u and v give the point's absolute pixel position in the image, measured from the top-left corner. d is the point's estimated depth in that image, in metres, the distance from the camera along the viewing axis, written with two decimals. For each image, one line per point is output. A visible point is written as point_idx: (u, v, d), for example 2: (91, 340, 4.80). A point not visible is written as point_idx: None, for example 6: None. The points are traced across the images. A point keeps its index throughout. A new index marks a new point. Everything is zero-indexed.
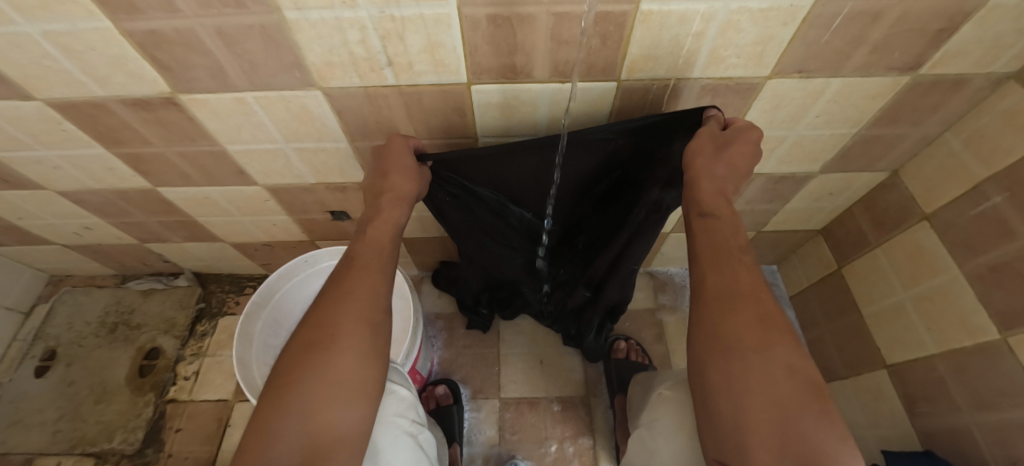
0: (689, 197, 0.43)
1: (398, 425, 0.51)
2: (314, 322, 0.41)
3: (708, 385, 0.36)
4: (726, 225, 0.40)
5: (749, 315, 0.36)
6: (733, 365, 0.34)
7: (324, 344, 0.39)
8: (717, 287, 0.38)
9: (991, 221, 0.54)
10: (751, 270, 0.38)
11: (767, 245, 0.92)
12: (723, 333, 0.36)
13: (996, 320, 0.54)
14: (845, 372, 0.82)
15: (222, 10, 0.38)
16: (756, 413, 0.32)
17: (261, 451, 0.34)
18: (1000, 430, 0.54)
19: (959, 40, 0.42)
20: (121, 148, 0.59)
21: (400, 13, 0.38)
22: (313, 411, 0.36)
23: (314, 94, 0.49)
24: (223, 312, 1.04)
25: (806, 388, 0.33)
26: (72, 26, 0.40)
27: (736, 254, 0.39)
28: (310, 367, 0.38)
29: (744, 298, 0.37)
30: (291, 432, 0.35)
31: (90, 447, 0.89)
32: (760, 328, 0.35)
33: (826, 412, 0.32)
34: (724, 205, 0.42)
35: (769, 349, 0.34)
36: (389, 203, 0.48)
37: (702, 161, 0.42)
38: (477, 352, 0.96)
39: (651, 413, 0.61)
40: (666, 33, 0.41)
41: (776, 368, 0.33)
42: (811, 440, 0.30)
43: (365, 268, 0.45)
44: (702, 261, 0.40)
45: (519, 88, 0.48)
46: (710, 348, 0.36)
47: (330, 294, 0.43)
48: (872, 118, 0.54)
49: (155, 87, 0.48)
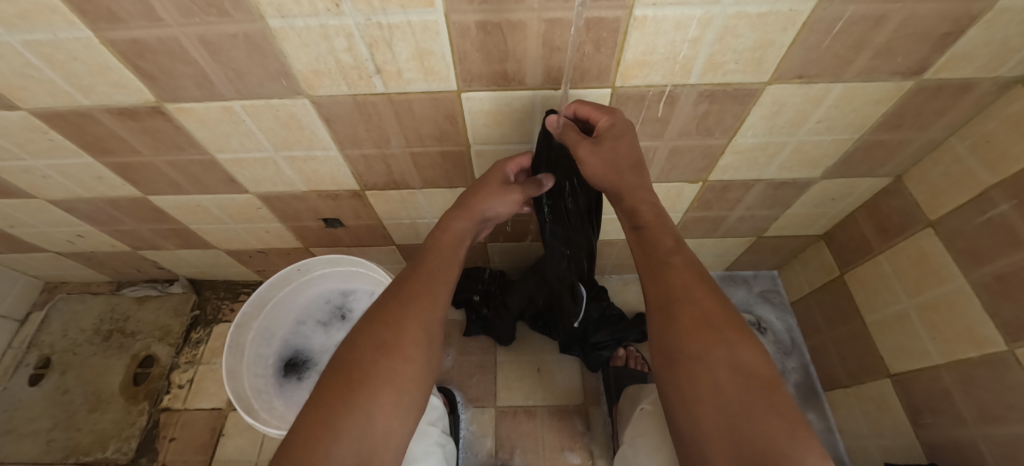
0: (625, 211, 0.45)
1: (431, 434, 0.63)
2: (380, 322, 0.40)
3: (667, 397, 0.36)
4: (660, 233, 0.42)
5: (689, 322, 0.37)
6: (679, 373, 0.35)
7: (394, 348, 0.39)
8: (655, 298, 0.39)
9: (998, 229, 0.52)
10: (687, 274, 0.39)
11: (768, 250, 0.90)
12: (668, 343, 0.37)
13: (1003, 331, 0.53)
14: (848, 380, 0.80)
15: (205, 18, 0.37)
16: (707, 417, 0.32)
17: (325, 450, 0.32)
18: (1007, 444, 0.53)
19: (966, 44, 0.41)
20: (110, 157, 0.58)
21: (387, 20, 0.37)
22: (375, 415, 0.36)
23: (302, 102, 0.48)
24: (218, 319, 1.03)
25: (752, 384, 0.33)
26: (53, 35, 0.39)
27: (670, 261, 0.40)
28: (379, 368, 0.37)
29: (683, 304, 0.38)
30: (353, 436, 0.34)
31: (85, 456, 0.89)
32: (696, 332, 0.36)
33: (774, 404, 0.31)
34: (656, 215, 0.43)
35: (708, 350, 0.35)
36: (466, 219, 0.49)
37: (635, 187, 0.44)
38: (474, 359, 0.95)
39: (635, 429, 0.64)
40: (661, 39, 0.40)
41: (718, 369, 0.34)
42: (759, 435, 0.30)
43: (429, 276, 0.45)
44: (644, 276, 0.41)
45: (511, 95, 0.47)
46: (662, 360, 0.37)
47: (397, 298, 0.42)
48: (875, 123, 0.53)
49: (141, 96, 0.47)
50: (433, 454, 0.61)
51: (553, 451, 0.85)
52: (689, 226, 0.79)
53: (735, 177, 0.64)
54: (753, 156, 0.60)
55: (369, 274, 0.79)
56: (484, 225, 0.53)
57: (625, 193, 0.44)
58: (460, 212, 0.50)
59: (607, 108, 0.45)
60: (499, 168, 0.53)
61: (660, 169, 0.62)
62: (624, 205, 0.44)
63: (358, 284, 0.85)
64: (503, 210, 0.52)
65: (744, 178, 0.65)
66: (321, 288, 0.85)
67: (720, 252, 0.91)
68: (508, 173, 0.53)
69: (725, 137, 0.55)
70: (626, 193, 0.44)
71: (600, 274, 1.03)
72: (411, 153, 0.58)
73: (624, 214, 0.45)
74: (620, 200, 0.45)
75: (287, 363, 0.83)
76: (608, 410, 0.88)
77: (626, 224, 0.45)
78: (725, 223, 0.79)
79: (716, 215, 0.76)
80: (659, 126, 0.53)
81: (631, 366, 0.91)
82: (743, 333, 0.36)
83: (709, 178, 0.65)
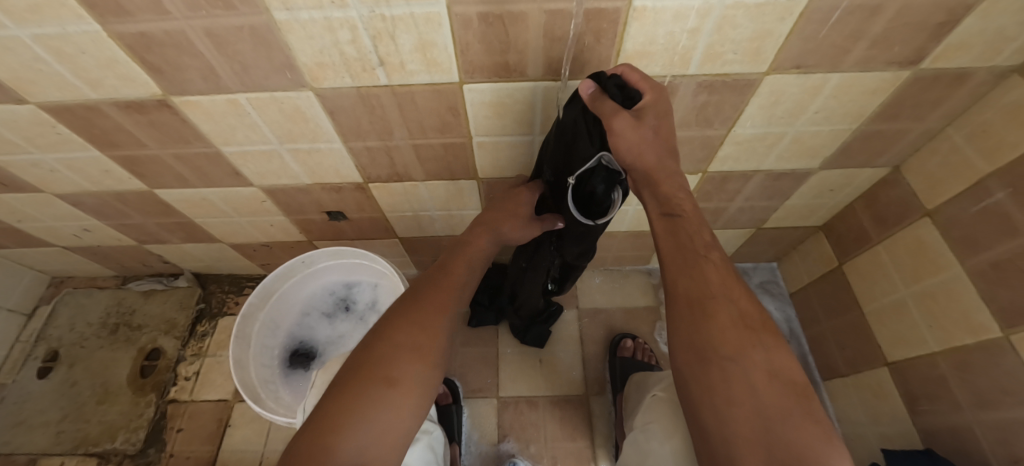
0: (660, 198, 0.41)
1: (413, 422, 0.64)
2: (420, 329, 0.41)
3: (692, 392, 0.36)
4: (697, 225, 0.41)
5: (725, 319, 0.36)
6: (711, 371, 0.35)
7: (424, 355, 0.40)
8: (688, 291, 0.38)
9: (994, 218, 0.53)
10: (723, 271, 0.39)
11: (767, 241, 0.91)
12: (700, 338, 0.36)
13: (998, 318, 0.53)
14: (846, 369, 0.81)
15: (211, 12, 0.38)
16: (738, 417, 0.32)
17: (351, 440, 0.34)
18: (1002, 429, 0.53)
19: (961, 33, 0.41)
20: (117, 150, 0.59)
21: (390, 12, 0.37)
22: (397, 415, 0.37)
23: (307, 95, 0.48)
24: (223, 312, 1.04)
25: (788, 388, 0.33)
26: (62, 29, 0.39)
27: (708, 255, 0.39)
28: (404, 369, 0.39)
29: (718, 302, 0.37)
30: (376, 431, 0.35)
31: (93, 447, 0.90)
32: (735, 331, 0.35)
33: (808, 412, 0.32)
34: (691, 208, 0.42)
35: (745, 351, 0.35)
36: (491, 239, 0.53)
37: (668, 172, 0.41)
38: (477, 351, 0.96)
39: (645, 416, 0.65)
40: (660, 29, 0.40)
41: (755, 373, 0.34)
42: (796, 442, 0.30)
43: (458, 282, 0.47)
44: (675, 268, 0.40)
45: (511, 86, 0.48)
46: (691, 355, 0.36)
47: (433, 305, 0.43)
48: (871, 113, 0.54)
49: (148, 89, 0.48)
50: (417, 441, 0.62)
51: (555, 440, 0.86)
52: None
53: (735, 168, 0.65)
54: (752, 147, 0.60)
55: (373, 267, 0.80)
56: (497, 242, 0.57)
57: (659, 177, 0.41)
58: (481, 229, 0.53)
59: (653, 83, 0.40)
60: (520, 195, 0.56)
61: None
62: (659, 190, 0.41)
63: (362, 276, 0.85)
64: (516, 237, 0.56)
65: (743, 168, 0.65)
66: (325, 280, 0.86)
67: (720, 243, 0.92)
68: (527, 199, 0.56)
69: (724, 127, 0.56)
70: (660, 176, 0.41)
71: (601, 266, 1.04)
72: (413, 145, 0.59)
73: (659, 199, 0.42)
74: (653, 184, 0.41)
75: (292, 354, 0.85)
76: (612, 400, 0.89)
77: (656, 210, 0.42)
78: (725, 215, 0.80)
79: (715, 206, 0.77)
80: None
81: (638, 358, 0.91)
82: (777, 338, 0.36)
83: (709, 169, 0.65)
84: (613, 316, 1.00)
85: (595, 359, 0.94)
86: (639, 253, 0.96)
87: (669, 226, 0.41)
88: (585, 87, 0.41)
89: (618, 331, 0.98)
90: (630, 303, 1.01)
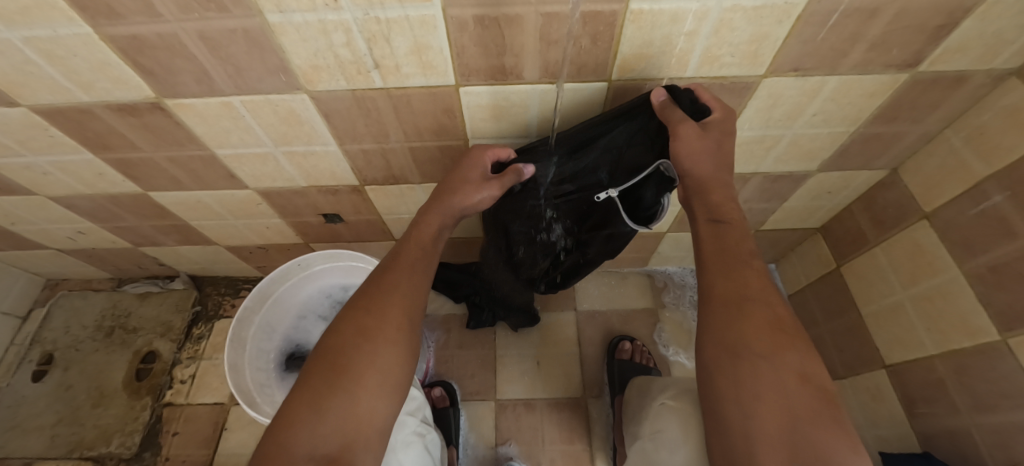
0: (708, 201, 0.41)
1: (409, 425, 0.63)
2: (364, 309, 0.41)
3: (718, 389, 0.35)
4: (742, 233, 0.40)
5: (763, 323, 0.35)
6: (740, 370, 0.34)
7: (373, 333, 0.39)
8: (725, 291, 0.37)
9: (991, 221, 0.53)
10: (765, 277, 0.38)
11: (765, 243, 0.91)
12: (731, 337, 0.35)
13: (996, 321, 0.53)
14: (843, 371, 0.81)
15: (204, 14, 0.37)
16: (764, 417, 0.32)
17: (307, 431, 0.33)
18: (1000, 433, 0.53)
19: (960, 36, 0.41)
20: (110, 153, 0.58)
21: (385, 15, 0.37)
22: (358, 397, 0.36)
23: (301, 98, 0.48)
24: (220, 314, 1.04)
25: (819, 395, 0.32)
26: (53, 32, 0.39)
27: (749, 260, 0.39)
28: (360, 353, 0.38)
29: (755, 305, 0.36)
30: (337, 420, 0.34)
31: (88, 451, 0.90)
32: (771, 334, 0.34)
33: (841, 422, 0.31)
34: (738, 214, 0.41)
35: (780, 356, 0.34)
36: (441, 216, 0.49)
37: (719, 181, 0.42)
38: (475, 353, 0.96)
39: (653, 424, 0.64)
40: (658, 32, 0.40)
41: (786, 376, 0.33)
42: (822, 447, 0.29)
43: (409, 267, 0.45)
44: (715, 268, 0.39)
45: (508, 89, 0.47)
46: (721, 352, 0.35)
47: (376, 286, 0.43)
48: (869, 116, 0.53)
49: (141, 92, 0.47)
50: (412, 444, 0.62)
51: (552, 443, 0.86)
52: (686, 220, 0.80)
53: (733, 170, 0.65)
54: (749, 150, 0.60)
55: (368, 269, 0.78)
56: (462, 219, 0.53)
57: (710, 185, 0.41)
58: (432, 207, 0.49)
59: (721, 104, 0.43)
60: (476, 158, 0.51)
61: None
62: (709, 195, 0.41)
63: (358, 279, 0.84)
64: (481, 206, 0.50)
65: (741, 171, 0.65)
66: (322, 283, 0.85)
67: None
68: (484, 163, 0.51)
69: None
70: (713, 184, 0.41)
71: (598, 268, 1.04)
72: (409, 148, 0.58)
73: (704, 202, 0.41)
74: (704, 191, 0.41)
75: (288, 358, 0.85)
76: (610, 403, 0.89)
77: (701, 212, 0.42)
78: None
79: None
80: None
81: (636, 360, 0.90)
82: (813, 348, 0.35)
83: None
84: (611, 319, 1.00)
85: (592, 362, 0.94)
86: (637, 255, 0.96)
87: (713, 229, 0.40)
88: (657, 94, 0.44)
89: (616, 333, 0.97)
90: (627, 305, 1.01)
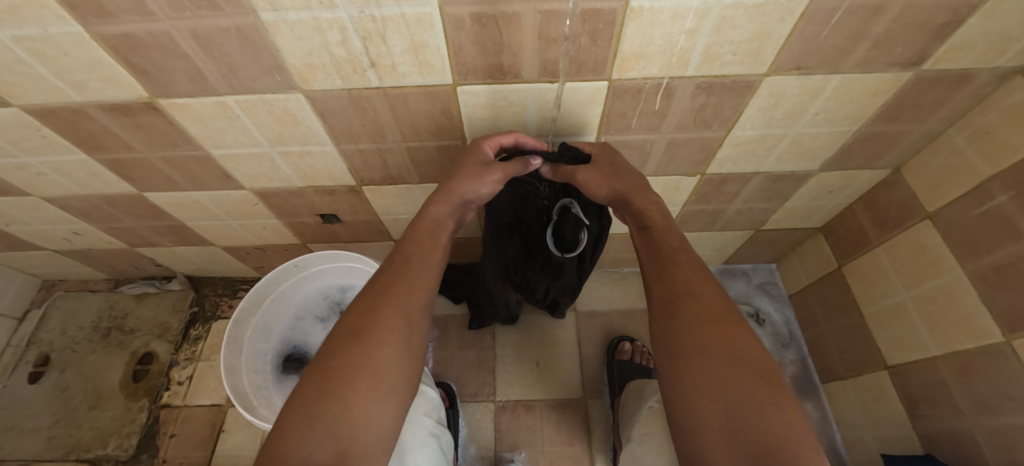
0: (635, 212, 0.47)
1: (425, 426, 0.62)
2: (358, 312, 0.40)
3: (665, 387, 0.36)
4: (669, 234, 0.44)
5: (693, 314, 0.37)
6: (680, 366, 0.35)
7: (370, 335, 0.38)
8: (660, 291, 0.40)
9: (995, 220, 0.52)
10: (694, 270, 0.40)
11: (766, 243, 0.90)
12: (669, 335, 0.37)
13: (1000, 323, 0.53)
14: (845, 372, 0.81)
15: (196, 12, 0.36)
16: (704, 409, 0.32)
17: (300, 438, 0.32)
18: (1002, 435, 0.53)
19: (964, 33, 0.41)
20: (104, 154, 0.58)
21: (380, 13, 0.36)
22: (353, 402, 0.35)
23: (297, 97, 0.47)
24: (217, 315, 1.03)
25: (755, 375, 0.32)
26: (43, 30, 0.38)
27: (677, 259, 0.41)
28: (352, 356, 0.37)
29: (688, 298, 0.38)
30: (330, 426, 0.33)
31: (85, 453, 0.89)
32: (703, 325, 0.36)
33: (776, 400, 0.31)
34: (665, 218, 0.46)
35: (711, 343, 0.35)
36: (443, 204, 0.49)
37: (639, 190, 0.48)
38: (475, 355, 0.96)
39: (643, 426, 0.64)
40: (657, 30, 0.39)
41: (719, 361, 0.33)
42: (758, 427, 0.29)
43: (408, 260, 0.45)
44: (649, 274, 0.42)
45: (506, 88, 0.47)
46: (664, 354, 0.37)
47: (374, 288, 0.42)
48: (873, 115, 0.53)
49: (134, 91, 0.47)
50: (428, 446, 0.61)
51: (552, 444, 0.85)
52: (686, 219, 0.80)
53: (734, 170, 0.64)
54: (751, 149, 0.59)
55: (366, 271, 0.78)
56: (465, 210, 0.52)
57: (633, 196, 0.47)
58: (438, 197, 0.50)
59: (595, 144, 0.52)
60: (476, 148, 0.50)
61: (658, 161, 0.62)
62: (634, 205, 0.47)
63: (356, 280, 0.84)
64: (483, 191, 0.50)
65: (742, 171, 0.65)
66: (320, 284, 0.85)
67: (719, 245, 0.92)
68: (487, 153, 0.50)
69: (722, 129, 0.55)
70: (635, 195, 0.47)
71: (598, 268, 1.03)
72: (406, 148, 0.58)
73: (634, 215, 0.47)
74: (631, 201, 0.47)
75: (284, 359, 0.84)
76: (610, 404, 0.89)
77: (635, 225, 0.47)
78: (723, 217, 0.79)
79: (714, 208, 0.76)
80: (656, 119, 0.53)
81: (636, 361, 0.90)
82: (748, 331, 0.36)
83: (707, 171, 0.65)
84: (611, 319, 0.99)
85: (592, 363, 0.94)
86: None
87: (645, 238, 0.45)
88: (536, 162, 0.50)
89: (616, 333, 0.97)
90: (628, 305, 1.01)
